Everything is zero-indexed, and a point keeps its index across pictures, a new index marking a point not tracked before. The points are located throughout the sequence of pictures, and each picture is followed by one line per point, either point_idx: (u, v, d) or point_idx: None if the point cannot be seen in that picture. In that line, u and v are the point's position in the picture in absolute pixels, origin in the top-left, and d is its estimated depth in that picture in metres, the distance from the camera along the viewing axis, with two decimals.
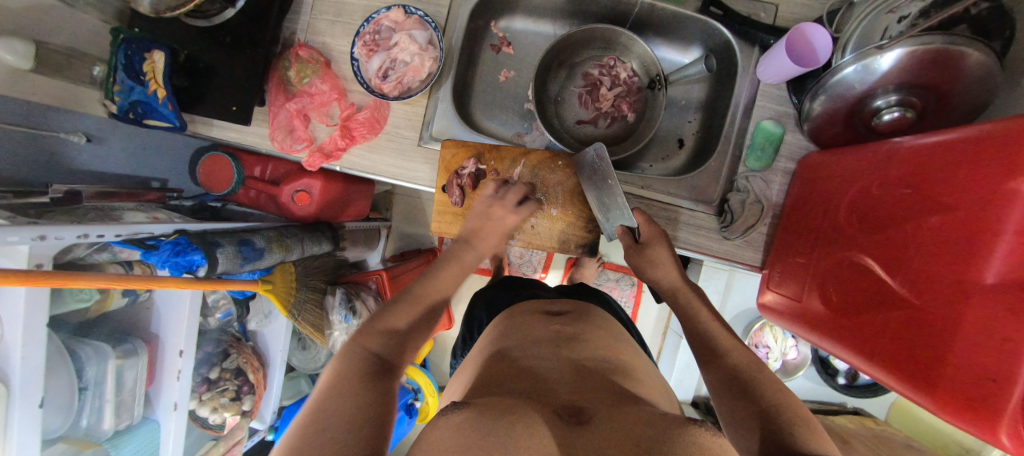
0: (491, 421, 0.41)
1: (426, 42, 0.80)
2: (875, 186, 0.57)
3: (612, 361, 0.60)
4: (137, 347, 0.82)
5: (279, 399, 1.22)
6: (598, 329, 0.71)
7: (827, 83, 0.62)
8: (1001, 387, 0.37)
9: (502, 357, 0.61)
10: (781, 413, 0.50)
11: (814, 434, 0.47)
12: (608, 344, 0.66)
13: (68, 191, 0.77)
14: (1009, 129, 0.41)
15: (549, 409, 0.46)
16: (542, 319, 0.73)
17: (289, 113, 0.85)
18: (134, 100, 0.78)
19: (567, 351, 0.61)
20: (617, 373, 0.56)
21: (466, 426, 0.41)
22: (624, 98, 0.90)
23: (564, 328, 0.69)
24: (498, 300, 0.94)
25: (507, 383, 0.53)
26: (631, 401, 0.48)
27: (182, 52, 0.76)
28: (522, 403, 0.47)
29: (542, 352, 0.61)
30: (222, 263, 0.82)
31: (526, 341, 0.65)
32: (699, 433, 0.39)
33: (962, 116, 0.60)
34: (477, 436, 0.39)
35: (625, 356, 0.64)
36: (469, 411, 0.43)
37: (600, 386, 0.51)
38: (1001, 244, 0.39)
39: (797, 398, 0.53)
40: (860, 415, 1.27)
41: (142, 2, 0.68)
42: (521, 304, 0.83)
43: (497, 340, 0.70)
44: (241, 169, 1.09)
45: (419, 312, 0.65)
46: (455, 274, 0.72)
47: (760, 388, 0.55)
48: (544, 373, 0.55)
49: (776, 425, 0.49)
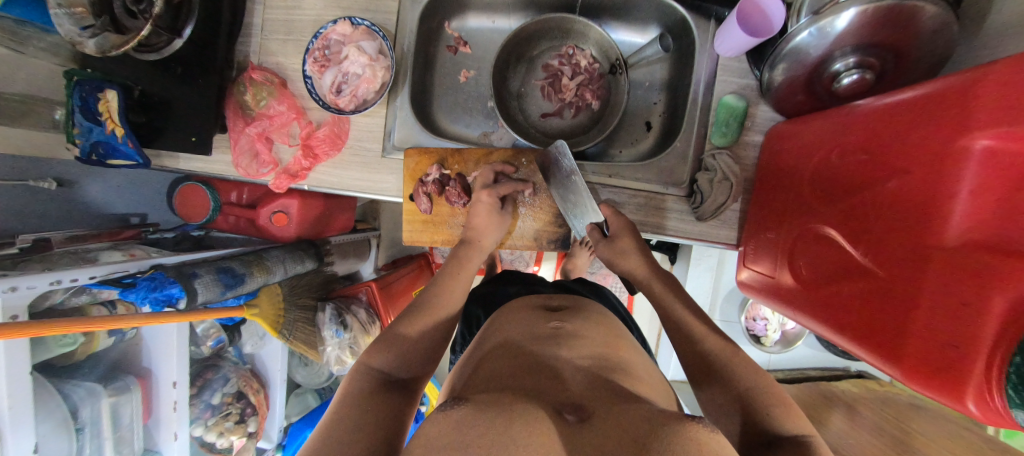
0: (491, 417, 0.35)
1: (377, 52, 0.79)
2: (835, 154, 0.55)
3: (612, 358, 0.52)
4: (129, 383, 0.86)
5: (282, 417, 1.28)
6: (597, 323, 0.62)
7: (783, 50, 0.59)
8: (960, 353, 0.35)
9: (500, 353, 0.54)
10: (757, 396, 0.52)
11: (791, 413, 0.49)
12: (607, 338, 0.58)
13: (37, 239, 0.80)
14: (961, 84, 0.39)
15: (548, 404, 0.39)
16: (536, 315, 0.65)
17: (250, 137, 0.84)
18: (95, 141, 0.76)
19: (564, 347, 0.52)
20: (617, 371, 0.48)
21: (466, 421, 0.34)
22: (587, 86, 0.87)
23: (563, 325, 0.59)
24: (492, 296, 0.88)
25: (502, 379, 0.46)
26: (629, 400, 0.41)
27: (136, 88, 0.76)
28: (522, 396, 0.40)
29: (538, 345, 0.53)
30: (201, 292, 0.84)
31: (518, 339, 0.57)
32: (696, 430, 0.33)
33: (924, 71, 0.58)
34: (472, 434, 0.32)
35: (625, 352, 0.56)
36: (469, 406, 0.37)
37: (598, 383, 0.44)
38: (958, 205, 0.37)
39: (771, 377, 0.54)
40: (863, 378, 1.26)
41: (87, 43, 0.67)
42: (520, 300, 0.75)
43: (482, 343, 0.62)
44: (216, 196, 1.10)
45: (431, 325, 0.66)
46: (463, 279, 0.75)
47: (734, 373, 0.56)
48: (543, 366, 0.47)
49: (752, 411, 0.50)
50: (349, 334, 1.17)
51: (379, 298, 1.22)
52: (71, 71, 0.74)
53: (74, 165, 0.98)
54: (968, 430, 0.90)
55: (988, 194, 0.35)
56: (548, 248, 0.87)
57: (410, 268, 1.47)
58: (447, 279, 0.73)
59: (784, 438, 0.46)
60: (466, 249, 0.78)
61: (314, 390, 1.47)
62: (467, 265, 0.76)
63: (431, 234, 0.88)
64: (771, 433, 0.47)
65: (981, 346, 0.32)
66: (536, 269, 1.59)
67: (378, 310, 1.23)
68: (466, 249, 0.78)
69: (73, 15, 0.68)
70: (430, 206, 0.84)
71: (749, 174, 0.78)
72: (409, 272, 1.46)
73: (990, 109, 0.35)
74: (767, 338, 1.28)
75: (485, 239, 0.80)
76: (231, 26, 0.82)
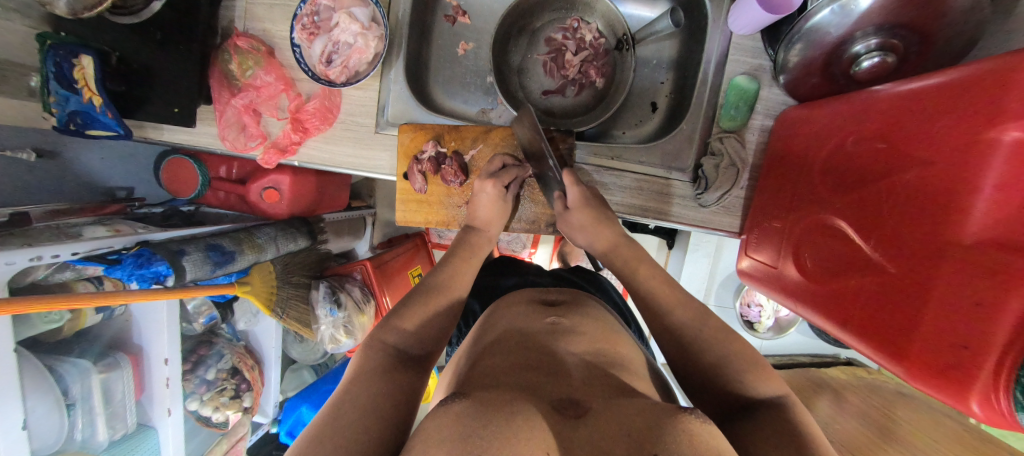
0: (493, 410, 0.34)
1: (369, 20, 0.75)
2: (850, 142, 0.53)
3: (611, 354, 0.50)
4: (120, 360, 0.86)
5: (277, 393, 1.29)
6: (595, 317, 0.60)
7: (801, 29, 0.56)
8: (972, 355, 0.33)
9: (497, 346, 0.52)
10: (729, 364, 0.50)
11: (764, 375, 0.49)
12: (604, 333, 0.56)
13: (15, 213, 0.77)
14: (994, 70, 0.36)
15: (546, 400, 0.38)
16: (533, 308, 0.62)
17: (237, 110, 0.81)
18: (71, 111, 0.71)
19: (564, 341, 0.50)
20: (618, 367, 0.47)
21: (467, 416, 0.33)
22: (592, 63, 0.83)
23: (560, 320, 0.56)
24: (491, 288, 0.85)
25: (500, 374, 0.44)
26: (626, 394, 0.40)
27: (113, 54, 0.70)
28: (519, 392, 0.39)
29: (537, 339, 0.51)
30: (189, 270, 0.82)
31: (515, 333, 0.54)
32: (688, 422, 0.33)
33: (951, 54, 0.55)
34: (477, 427, 0.31)
35: (624, 348, 0.54)
36: (470, 400, 0.36)
37: (600, 378, 0.43)
38: (980, 200, 0.35)
39: (742, 339, 0.53)
40: (852, 366, 1.26)
41: (56, 3, 0.61)
42: (512, 295, 0.72)
43: (481, 337, 0.60)
44: (205, 170, 1.06)
45: (442, 306, 0.62)
46: (472, 264, 0.70)
47: (702, 341, 0.53)
48: (541, 361, 0.46)
49: (726, 378, 0.49)
50: (344, 313, 1.16)
51: (373, 277, 1.22)
52: (44, 34, 0.67)
53: (54, 134, 0.94)
54: (953, 420, 0.91)
55: (1011, 191, 0.33)
56: (546, 232, 0.85)
57: (405, 247, 1.46)
58: (455, 266, 0.68)
59: (758, 402, 0.46)
60: (477, 238, 0.74)
61: (310, 366, 1.49)
62: (476, 256, 0.72)
63: (425, 214, 0.85)
64: (747, 399, 0.47)
65: (992, 349, 0.31)
66: (532, 251, 1.57)
67: (373, 288, 1.23)
68: (477, 235, 0.74)
69: None
70: (424, 185, 0.82)
71: (756, 160, 0.75)
72: (405, 251, 1.44)
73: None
74: (760, 324, 1.29)
75: (495, 227, 0.77)
76: None
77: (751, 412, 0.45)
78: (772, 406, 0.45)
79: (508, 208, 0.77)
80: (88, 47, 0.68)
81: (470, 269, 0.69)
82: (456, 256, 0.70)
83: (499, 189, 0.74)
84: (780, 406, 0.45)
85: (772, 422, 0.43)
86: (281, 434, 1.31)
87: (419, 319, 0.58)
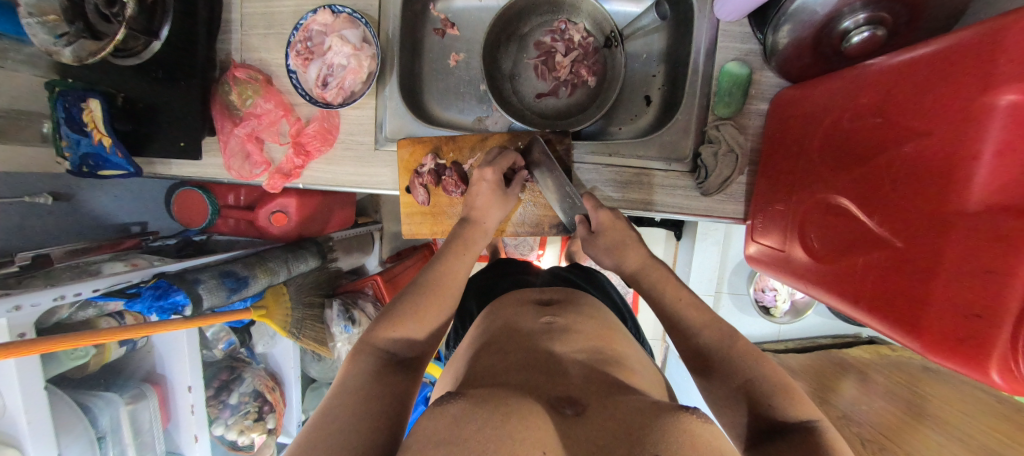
0: (489, 410, 0.34)
1: (361, 40, 0.77)
2: (846, 119, 0.52)
3: (606, 351, 0.50)
4: (145, 391, 0.89)
5: (299, 413, 1.30)
6: (593, 316, 0.60)
7: (788, 10, 0.57)
8: (986, 324, 0.33)
9: (494, 346, 0.52)
10: (759, 386, 0.47)
11: (800, 398, 0.45)
12: (599, 330, 0.55)
13: (37, 255, 0.79)
14: (982, 35, 0.36)
15: (543, 398, 0.38)
16: (530, 308, 0.62)
17: (240, 138, 0.83)
18: (84, 153, 0.73)
19: (561, 340, 0.50)
20: (612, 364, 0.47)
21: (463, 417, 0.34)
22: (582, 62, 0.83)
23: (556, 319, 0.56)
24: (488, 288, 0.85)
25: (496, 375, 0.44)
26: (625, 391, 0.40)
27: (119, 96, 0.74)
28: (517, 392, 0.39)
29: (532, 340, 0.51)
30: (206, 298, 0.84)
31: (511, 333, 0.54)
32: (689, 421, 0.33)
33: (943, 21, 0.54)
34: (471, 429, 0.32)
35: (620, 345, 0.54)
36: (465, 400, 0.36)
37: (595, 375, 0.43)
38: (980, 167, 0.34)
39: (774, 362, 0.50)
40: (875, 344, 1.22)
41: (62, 53, 0.63)
42: (510, 295, 0.72)
43: (478, 337, 0.60)
44: (214, 201, 1.10)
45: (444, 307, 0.63)
46: (461, 258, 0.68)
47: (733, 361, 0.51)
48: (540, 360, 0.46)
49: (755, 401, 0.46)
50: (358, 329, 1.18)
51: (385, 291, 1.25)
52: (53, 82, 0.71)
53: (69, 178, 0.97)
54: (985, 392, 0.88)
55: (1010, 155, 0.32)
56: (550, 233, 0.85)
57: (414, 258, 1.47)
58: (445, 263, 0.66)
59: (790, 424, 0.43)
60: (471, 230, 0.73)
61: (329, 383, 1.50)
62: (472, 248, 0.71)
63: (430, 226, 0.86)
64: (779, 423, 0.44)
65: (1007, 316, 0.31)
66: (541, 252, 1.57)
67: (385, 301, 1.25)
68: (470, 229, 0.73)
69: (46, 24, 0.64)
70: (427, 197, 0.83)
71: (755, 144, 0.75)
72: (414, 262, 1.46)
73: (1015, 61, 0.32)
74: (776, 308, 1.26)
75: (491, 218, 0.75)
76: (209, 24, 0.79)
77: (787, 434, 0.42)
78: (806, 429, 0.41)
79: (506, 204, 0.76)
80: (94, 91, 0.72)
81: (463, 267, 0.68)
82: (449, 251, 0.69)
83: (497, 174, 0.74)
84: (812, 430, 0.41)
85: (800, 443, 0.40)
86: None
87: (426, 327, 0.60)
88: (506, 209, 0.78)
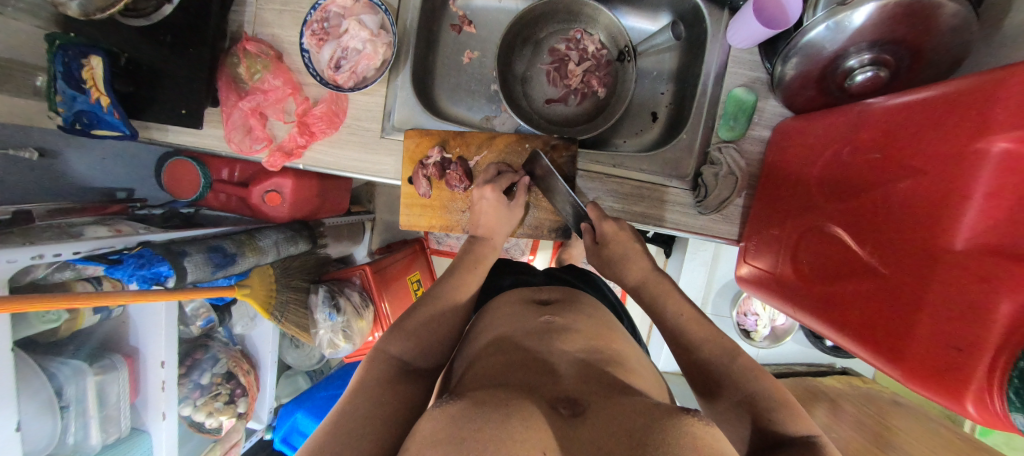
0: (487, 411, 0.34)
1: (378, 27, 0.77)
2: (845, 152, 0.55)
3: (607, 351, 0.50)
4: (115, 362, 0.85)
5: (273, 399, 1.28)
6: (590, 315, 0.61)
7: (797, 44, 0.57)
8: (965, 357, 0.34)
9: (494, 347, 0.51)
10: (759, 402, 0.49)
11: (798, 418, 0.47)
12: (598, 329, 0.56)
13: (17, 211, 0.76)
14: (981, 84, 0.38)
15: (543, 398, 0.39)
16: (529, 308, 0.62)
17: (243, 112, 0.81)
18: (78, 110, 0.71)
19: (562, 340, 0.50)
20: (614, 364, 0.48)
21: (465, 418, 0.34)
22: (594, 73, 0.85)
23: (555, 319, 0.57)
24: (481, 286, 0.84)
25: (496, 373, 0.44)
26: (628, 393, 0.41)
27: (122, 55, 0.72)
28: (518, 392, 0.39)
29: (532, 340, 0.51)
30: (191, 272, 0.82)
31: (514, 330, 0.54)
32: (690, 424, 0.34)
33: (943, 69, 0.57)
34: (473, 427, 0.32)
35: (619, 345, 0.54)
36: (466, 401, 0.36)
37: (595, 376, 0.43)
38: (970, 208, 0.36)
39: (777, 381, 0.52)
40: (847, 375, 1.26)
41: (68, 5, 0.61)
42: (509, 294, 0.72)
43: (477, 338, 0.59)
44: (207, 173, 1.06)
45: (443, 310, 0.63)
46: (472, 269, 0.70)
47: (735, 378, 0.53)
48: (537, 362, 0.46)
49: (758, 413, 0.48)
50: (343, 318, 1.16)
51: (373, 282, 1.22)
52: (53, 35, 0.67)
53: (56, 134, 0.94)
54: (947, 430, 0.91)
55: (1001, 199, 0.34)
56: (549, 237, 0.86)
57: (404, 252, 1.46)
58: (460, 277, 0.68)
59: (789, 440, 0.45)
60: (480, 246, 0.74)
61: (305, 372, 1.47)
62: (485, 263, 0.72)
63: (429, 218, 0.86)
64: (778, 438, 0.45)
65: (984, 350, 0.32)
66: (531, 258, 1.57)
67: (372, 293, 1.23)
68: (482, 245, 0.74)
69: None
70: (429, 190, 0.83)
71: (755, 169, 0.77)
72: (404, 256, 1.44)
73: (1009, 111, 0.34)
74: (757, 333, 1.29)
75: (499, 234, 0.76)
76: None
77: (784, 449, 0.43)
78: (805, 444, 0.43)
79: (512, 216, 0.78)
80: (96, 47, 0.69)
81: (475, 282, 0.69)
82: (462, 266, 0.71)
83: (498, 193, 0.76)
84: (811, 445, 0.43)
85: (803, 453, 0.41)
86: (274, 439, 1.27)
87: (426, 322, 0.60)
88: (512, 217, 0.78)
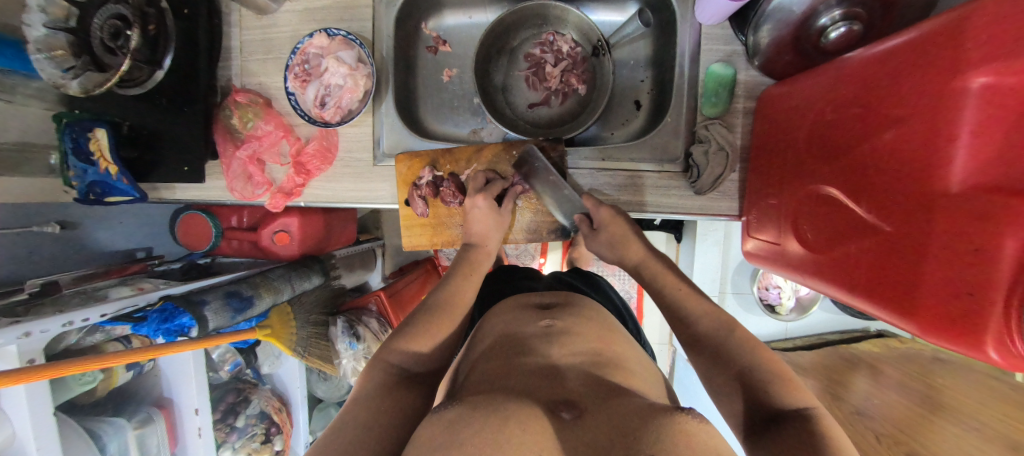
0: (482, 416, 0.35)
1: (356, 61, 0.79)
2: (828, 111, 0.54)
3: (605, 353, 0.50)
4: (152, 414, 0.89)
5: (307, 431, 1.29)
6: (587, 317, 0.60)
7: (766, 10, 0.60)
8: (979, 302, 0.33)
9: (493, 352, 0.52)
10: (755, 374, 0.48)
11: (794, 388, 0.46)
12: (599, 333, 0.56)
13: (46, 282, 0.82)
14: (950, 21, 0.37)
15: (541, 401, 0.39)
16: (524, 313, 0.62)
17: (242, 161, 0.85)
18: (90, 181, 0.76)
19: (562, 343, 0.50)
20: (609, 367, 0.47)
21: (458, 422, 0.34)
22: (572, 71, 0.86)
23: (555, 323, 0.56)
24: (486, 295, 0.85)
25: (496, 378, 0.45)
26: (621, 393, 0.41)
27: (124, 124, 0.77)
28: (515, 395, 0.40)
29: (532, 344, 0.50)
30: (212, 319, 0.85)
31: (512, 336, 0.54)
32: (686, 422, 0.34)
33: (916, 13, 0.56)
34: (467, 432, 0.33)
35: (619, 346, 0.54)
36: (462, 406, 0.37)
37: (596, 379, 0.43)
38: (959, 148, 0.35)
39: (774, 352, 0.51)
40: (884, 337, 1.19)
41: (69, 85, 0.66)
42: (509, 300, 0.72)
43: (473, 346, 0.60)
44: (217, 222, 1.11)
45: (444, 323, 0.63)
46: (468, 280, 0.71)
47: (731, 350, 0.52)
48: (535, 367, 0.46)
49: (751, 388, 0.47)
50: (364, 344, 1.18)
51: (388, 307, 1.23)
52: (61, 114, 0.73)
53: (75, 206, 1.00)
54: (999, 380, 0.84)
55: (990, 133, 0.33)
56: (549, 239, 0.85)
57: (417, 273, 1.47)
58: (456, 285, 0.69)
59: (787, 412, 0.43)
60: (476, 252, 0.76)
61: (335, 403, 1.46)
62: (480, 269, 0.74)
63: (430, 236, 0.88)
64: (773, 410, 0.44)
65: (996, 291, 0.31)
66: (542, 261, 1.57)
67: (389, 318, 1.25)
68: (476, 252, 0.76)
69: (54, 59, 0.67)
70: (426, 209, 0.85)
71: (745, 142, 0.76)
72: (417, 277, 1.46)
73: (984, 45, 0.34)
74: (782, 306, 1.26)
75: (492, 241, 0.78)
76: (210, 51, 0.82)
77: (781, 423, 0.43)
78: (800, 417, 0.42)
79: (503, 223, 0.79)
80: (102, 120, 0.75)
81: (472, 288, 0.70)
82: (457, 274, 0.72)
83: (490, 201, 0.76)
84: (807, 417, 0.42)
85: (797, 431, 0.40)
86: None
87: (427, 334, 0.61)
88: (503, 224, 0.79)
